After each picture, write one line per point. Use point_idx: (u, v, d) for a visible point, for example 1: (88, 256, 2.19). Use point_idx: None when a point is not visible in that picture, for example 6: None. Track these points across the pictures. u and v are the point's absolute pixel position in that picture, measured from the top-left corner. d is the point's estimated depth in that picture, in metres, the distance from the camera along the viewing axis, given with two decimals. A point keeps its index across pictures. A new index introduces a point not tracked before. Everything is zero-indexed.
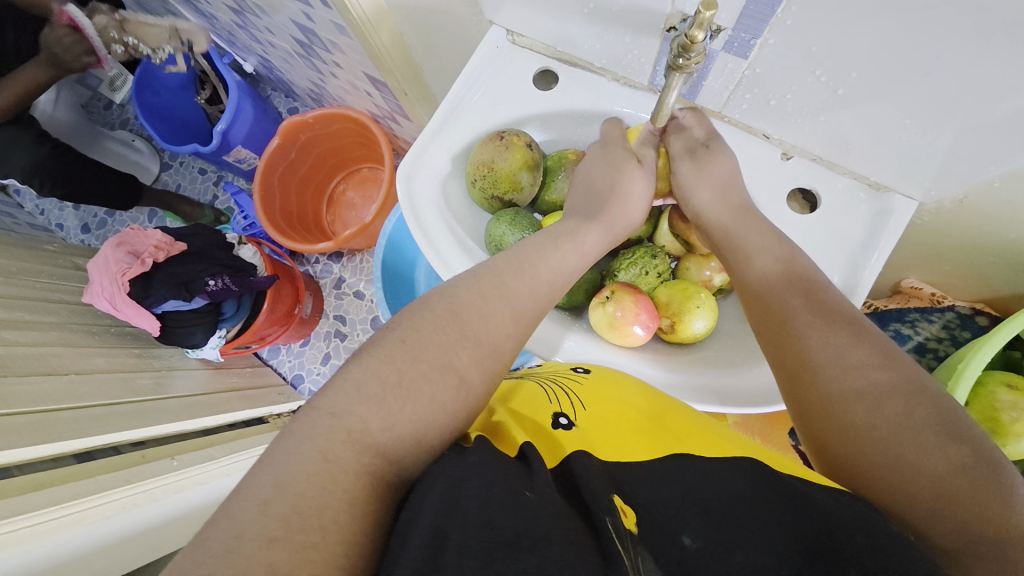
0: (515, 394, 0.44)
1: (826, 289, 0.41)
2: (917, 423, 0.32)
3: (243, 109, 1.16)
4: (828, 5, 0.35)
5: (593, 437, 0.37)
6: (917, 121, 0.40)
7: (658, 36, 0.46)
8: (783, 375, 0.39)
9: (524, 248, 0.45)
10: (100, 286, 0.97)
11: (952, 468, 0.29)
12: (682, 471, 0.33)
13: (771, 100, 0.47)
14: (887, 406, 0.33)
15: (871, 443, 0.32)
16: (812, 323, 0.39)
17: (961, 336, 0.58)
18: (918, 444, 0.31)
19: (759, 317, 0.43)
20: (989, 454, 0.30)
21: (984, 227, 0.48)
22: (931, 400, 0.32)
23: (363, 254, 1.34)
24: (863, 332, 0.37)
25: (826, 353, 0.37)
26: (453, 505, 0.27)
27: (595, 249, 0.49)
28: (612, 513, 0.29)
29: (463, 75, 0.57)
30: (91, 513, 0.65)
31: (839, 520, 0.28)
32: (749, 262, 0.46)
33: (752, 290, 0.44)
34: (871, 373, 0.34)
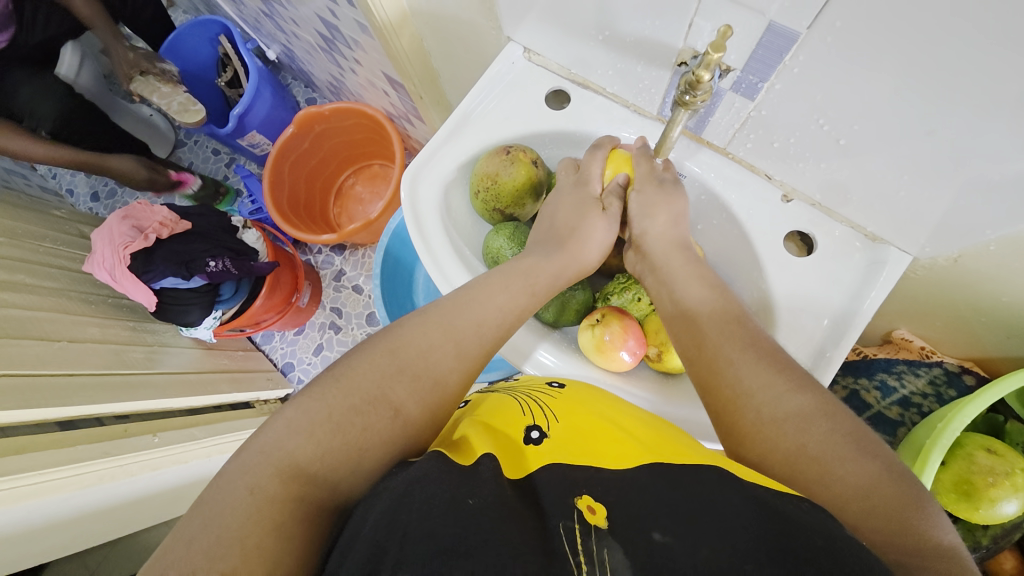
0: (488, 405, 0.45)
1: (746, 321, 0.42)
2: (840, 441, 0.33)
3: (262, 95, 1.18)
4: (835, 57, 0.36)
5: (560, 448, 0.37)
6: (914, 178, 0.41)
7: (669, 69, 0.47)
8: (714, 404, 0.39)
9: (477, 286, 0.46)
10: (101, 256, 0.98)
11: (871, 481, 0.31)
12: (655, 478, 0.32)
13: (775, 143, 0.47)
14: (814, 427, 0.34)
15: (806, 464, 0.33)
16: (741, 350, 0.40)
17: (946, 394, 0.58)
18: (844, 461, 0.32)
19: (691, 339, 0.43)
20: (898, 463, 0.32)
21: (977, 288, 0.48)
22: (845, 420, 0.34)
23: (365, 249, 1.35)
24: (782, 360, 0.39)
25: (754, 380, 0.37)
26: (393, 519, 0.28)
27: (551, 282, 0.49)
28: (569, 521, 0.30)
29: (476, 87, 0.58)
30: (68, 482, 0.65)
31: (800, 526, 0.27)
32: (679, 278, 0.48)
33: (689, 315, 0.45)
34: (794, 398, 0.36)
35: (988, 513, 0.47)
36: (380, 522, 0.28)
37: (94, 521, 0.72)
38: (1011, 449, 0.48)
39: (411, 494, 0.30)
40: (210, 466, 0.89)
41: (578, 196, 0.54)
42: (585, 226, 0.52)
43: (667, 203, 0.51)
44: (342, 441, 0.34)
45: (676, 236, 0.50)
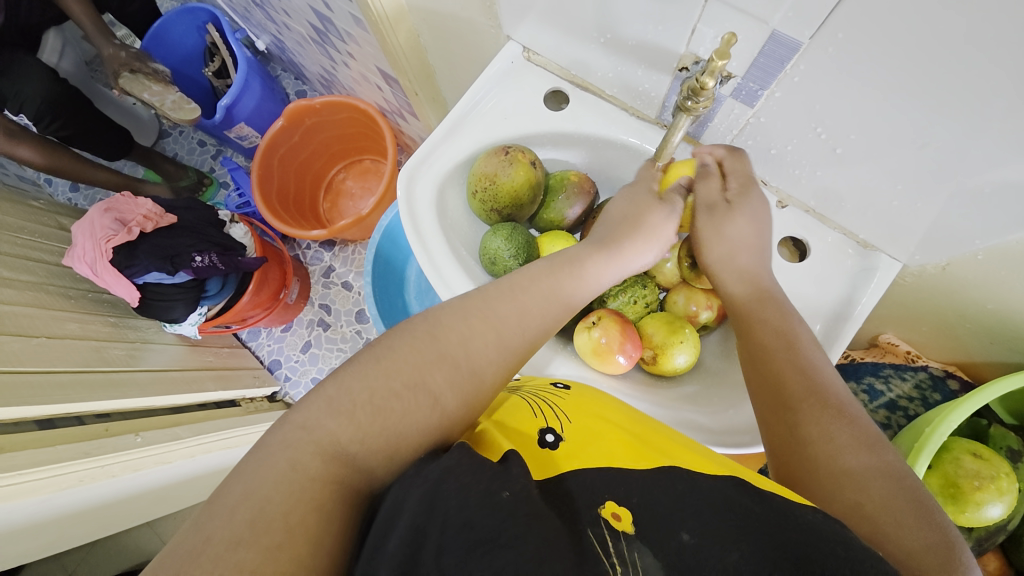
0: (501, 406, 0.44)
1: (819, 364, 0.41)
2: (900, 504, 0.32)
3: (250, 87, 1.16)
4: (835, 66, 0.36)
5: (579, 451, 0.37)
6: (907, 188, 0.42)
7: (669, 74, 0.47)
8: (774, 443, 0.39)
9: (521, 275, 0.45)
10: (82, 250, 0.95)
11: (929, 549, 0.30)
12: (675, 481, 0.32)
13: (772, 149, 0.48)
14: (874, 483, 0.33)
15: (855, 517, 0.32)
16: (807, 395, 0.39)
17: (931, 398, 0.59)
18: (900, 522, 0.31)
19: (755, 374, 0.43)
20: (964, 547, 0.30)
21: (963, 295, 0.49)
22: (910, 488, 0.33)
23: (356, 246, 1.33)
24: (852, 412, 0.38)
25: (817, 427, 0.37)
26: (432, 503, 0.29)
27: (586, 293, 0.47)
28: (598, 526, 0.29)
29: (474, 85, 0.58)
30: (46, 483, 0.63)
31: (820, 533, 0.28)
32: (738, 299, 0.47)
33: (753, 354, 0.44)
34: (857, 454, 0.35)
35: (973, 515, 0.48)
36: (421, 505, 0.29)
37: (76, 521, 0.70)
38: (994, 453, 0.50)
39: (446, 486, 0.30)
40: (194, 466, 0.87)
41: (645, 205, 0.51)
42: (653, 229, 0.50)
43: (722, 231, 0.48)
44: (342, 438, 0.33)
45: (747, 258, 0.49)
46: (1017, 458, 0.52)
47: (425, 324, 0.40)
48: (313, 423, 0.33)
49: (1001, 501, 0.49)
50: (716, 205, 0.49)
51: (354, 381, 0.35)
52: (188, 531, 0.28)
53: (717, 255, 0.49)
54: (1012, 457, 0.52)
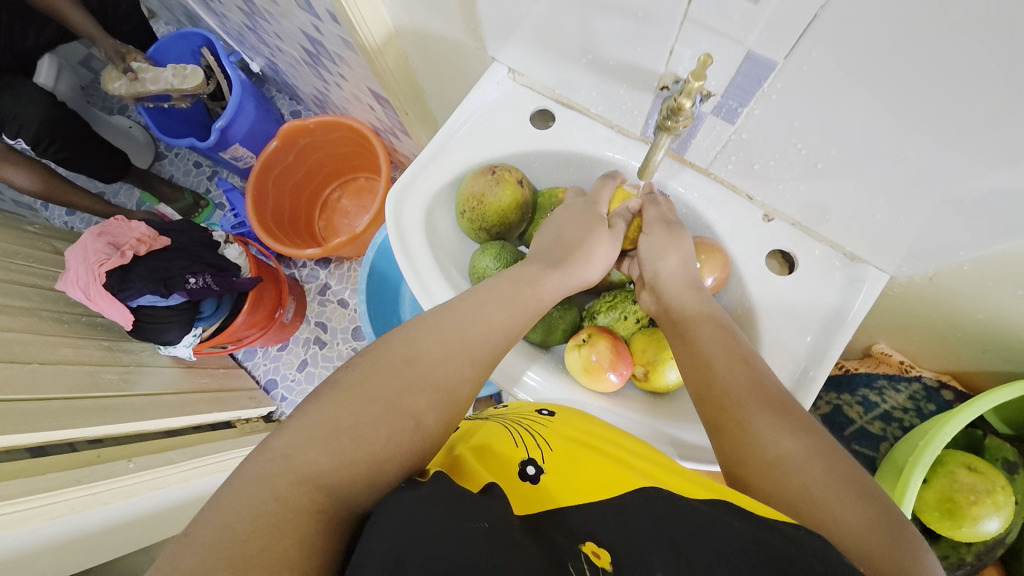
0: (479, 432, 0.43)
1: (747, 355, 0.43)
2: (840, 485, 0.33)
3: (245, 109, 1.17)
4: (811, 84, 0.37)
5: (559, 483, 0.37)
6: (889, 201, 0.42)
7: (650, 93, 0.47)
8: (721, 438, 0.39)
9: (486, 290, 0.46)
10: (75, 275, 0.95)
11: (872, 527, 0.31)
12: (653, 503, 0.33)
13: (755, 164, 0.48)
14: (814, 469, 0.34)
15: (805, 506, 0.33)
16: (752, 389, 0.40)
17: (926, 409, 0.59)
18: (842, 504, 0.32)
19: (693, 372, 0.44)
20: (896, 517, 0.32)
21: (953, 305, 0.49)
22: (848, 471, 0.34)
23: (351, 263, 1.33)
24: (791, 404, 0.39)
25: (764, 419, 0.38)
26: (411, 539, 0.27)
27: (546, 303, 0.49)
28: (578, 561, 0.29)
29: (459, 106, 0.58)
30: (38, 513, 0.63)
31: (804, 551, 0.28)
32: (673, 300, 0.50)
33: (695, 350, 0.45)
34: (800, 441, 0.36)
35: (971, 530, 0.48)
36: (396, 539, 0.27)
37: (67, 551, 0.70)
38: (991, 466, 0.49)
39: (424, 519, 0.29)
40: (188, 490, 0.86)
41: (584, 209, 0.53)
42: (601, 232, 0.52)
43: (678, 245, 0.51)
44: (325, 465, 0.32)
45: (687, 267, 0.50)
46: (1014, 470, 0.51)
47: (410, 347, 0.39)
48: (290, 453, 0.33)
49: (1000, 515, 0.48)
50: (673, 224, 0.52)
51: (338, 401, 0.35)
52: (166, 564, 0.27)
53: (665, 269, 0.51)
54: (1008, 469, 0.51)
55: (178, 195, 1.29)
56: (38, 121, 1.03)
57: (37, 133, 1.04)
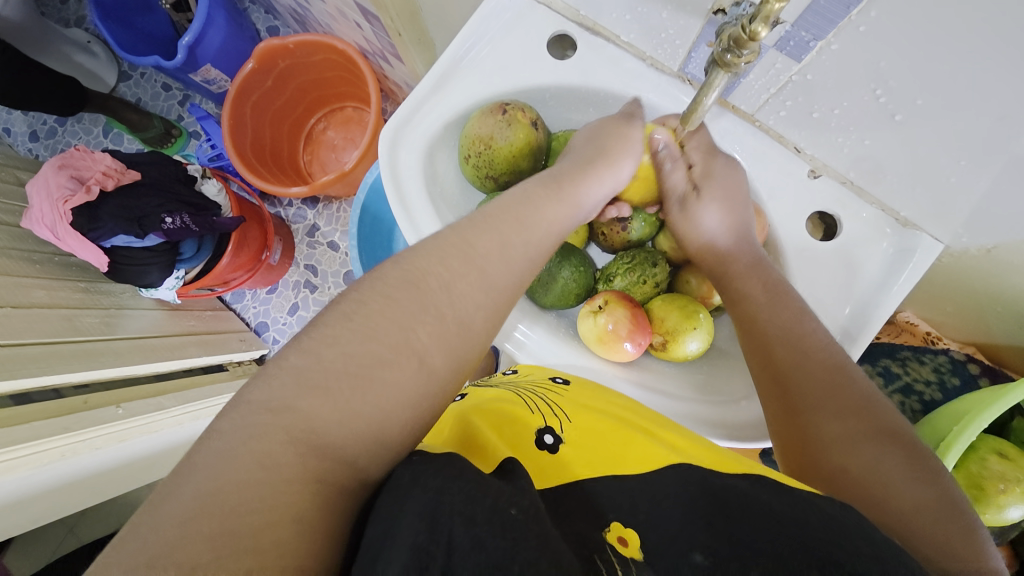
0: (491, 401, 0.40)
1: (812, 325, 0.41)
2: (892, 467, 0.31)
3: (215, 22, 1.03)
4: (911, 12, 0.29)
5: (579, 455, 0.35)
6: (969, 164, 0.36)
7: (701, 18, 0.39)
8: (770, 412, 0.40)
9: (494, 206, 0.40)
10: (39, 211, 0.87)
11: (919, 512, 0.29)
12: (687, 481, 0.31)
13: (813, 113, 0.41)
14: (861, 450, 0.33)
15: (843, 483, 0.32)
16: (803, 358, 0.39)
17: (949, 383, 0.56)
18: (889, 488, 0.31)
19: (747, 343, 0.43)
20: (958, 507, 0.30)
21: (1005, 280, 0.45)
22: (904, 447, 0.32)
23: (341, 203, 1.25)
24: (849, 375, 0.37)
25: (812, 393, 0.37)
26: (459, 513, 0.25)
27: (565, 220, 0.43)
28: (604, 551, 0.27)
29: (467, 25, 0.49)
30: (27, 461, 0.61)
31: (843, 530, 0.25)
32: (732, 281, 0.46)
33: (748, 313, 0.44)
34: (849, 418, 0.34)
35: (993, 517, 0.47)
36: (421, 521, 0.24)
37: (64, 496, 0.69)
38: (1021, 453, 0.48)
39: (459, 496, 0.26)
40: (183, 434, 0.86)
41: (612, 130, 0.47)
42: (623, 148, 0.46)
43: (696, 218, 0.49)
44: None
45: (741, 241, 0.47)
46: None
47: None
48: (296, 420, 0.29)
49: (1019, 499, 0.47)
50: (686, 199, 0.49)
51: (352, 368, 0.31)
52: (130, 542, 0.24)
53: (700, 240, 0.49)
54: None
55: (147, 122, 1.16)
56: None
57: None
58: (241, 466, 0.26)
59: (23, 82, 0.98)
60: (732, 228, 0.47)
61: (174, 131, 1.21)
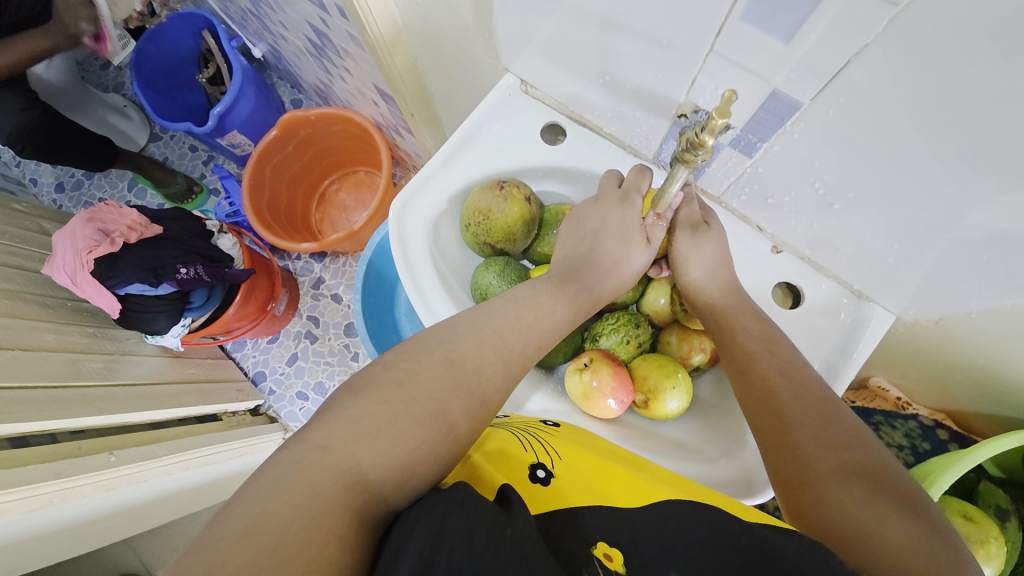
0: (489, 439, 0.42)
1: (803, 369, 0.44)
2: (883, 503, 0.34)
3: (245, 95, 1.14)
4: (834, 126, 0.36)
5: (573, 482, 0.36)
6: (903, 247, 0.42)
7: (668, 119, 0.47)
8: (767, 445, 0.41)
9: (517, 299, 0.45)
10: (62, 259, 0.93)
11: (913, 546, 0.31)
12: (670, 513, 0.33)
13: (768, 198, 0.48)
14: (855, 486, 0.35)
15: (840, 518, 0.34)
16: (797, 398, 0.41)
17: (921, 447, 0.60)
18: (883, 523, 0.33)
19: (742, 383, 0.45)
20: (947, 540, 0.32)
21: (956, 349, 0.49)
22: (895, 486, 0.35)
23: (347, 258, 1.31)
24: (840, 416, 0.40)
25: (808, 432, 0.39)
26: (455, 534, 0.27)
27: (586, 304, 0.49)
28: (592, 567, 0.29)
29: (475, 112, 0.57)
30: (14, 506, 0.61)
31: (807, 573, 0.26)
32: (733, 321, 0.49)
33: (741, 355, 0.47)
34: (841, 456, 0.37)
35: None
36: (428, 538, 0.27)
37: (42, 546, 0.68)
38: (985, 516, 0.50)
39: (455, 514, 0.28)
40: (169, 484, 0.85)
41: (610, 195, 0.51)
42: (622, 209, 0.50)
43: (700, 250, 0.51)
44: None
45: (732, 283, 0.51)
46: (1006, 517, 0.52)
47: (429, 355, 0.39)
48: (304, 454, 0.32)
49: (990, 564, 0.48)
50: (699, 227, 0.51)
51: (353, 412, 0.34)
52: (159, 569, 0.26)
53: (701, 274, 0.51)
54: (1000, 516, 0.52)
55: (171, 179, 1.25)
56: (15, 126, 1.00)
57: (17, 135, 1.02)
58: (248, 501, 0.28)
59: (64, 142, 1.07)
60: (722, 267, 0.51)
61: (195, 188, 1.30)
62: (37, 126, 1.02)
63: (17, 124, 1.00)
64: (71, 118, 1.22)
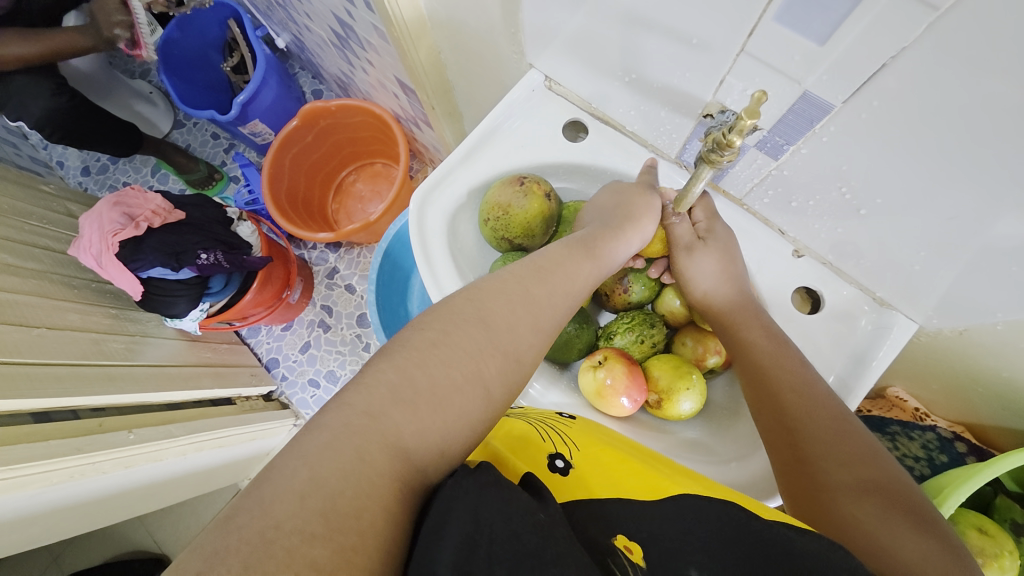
0: (507, 428, 0.42)
1: (817, 381, 0.44)
2: (897, 519, 0.33)
3: (268, 84, 1.16)
4: (865, 130, 0.35)
5: (592, 476, 0.36)
6: (930, 255, 0.41)
7: (693, 119, 0.46)
8: (781, 463, 0.41)
9: (538, 258, 0.45)
10: (89, 241, 0.95)
11: (928, 564, 0.31)
12: (688, 505, 0.32)
13: (792, 202, 0.47)
14: (868, 501, 0.35)
15: (853, 533, 0.34)
16: (810, 411, 0.41)
17: (938, 459, 0.56)
18: (897, 539, 0.32)
19: (755, 395, 0.46)
20: (964, 560, 0.31)
21: (980, 360, 0.48)
22: (911, 503, 0.34)
23: (362, 249, 1.33)
24: (854, 430, 0.39)
25: (821, 446, 0.39)
26: (477, 520, 0.28)
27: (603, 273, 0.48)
28: (616, 558, 0.29)
29: (496, 109, 0.57)
30: (38, 479, 0.63)
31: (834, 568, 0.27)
32: (739, 333, 0.49)
33: (754, 365, 0.46)
34: (855, 471, 0.37)
35: None
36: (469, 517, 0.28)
37: (62, 518, 0.70)
38: (1000, 530, 0.49)
39: (468, 503, 0.29)
40: (184, 464, 0.87)
41: (626, 193, 0.52)
42: (645, 209, 0.51)
43: (698, 263, 0.52)
44: None
45: (739, 291, 0.50)
46: None
47: None
48: None
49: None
50: (692, 244, 0.52)
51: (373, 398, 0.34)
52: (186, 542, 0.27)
53: (705, 287, 0.52)
54: (1016, 531, 0.51)
55: (193, 166, 1.27)
56: (46, 110, 1.02)
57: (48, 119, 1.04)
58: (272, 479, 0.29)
59: (92, 126, 1.10)
60: (729, 277, 0.51)
61: (216, 175, 1.32)
62: (67, 110, 1.04)
63: (48, 107, 1.02)
64: (99, 103, 1.24)
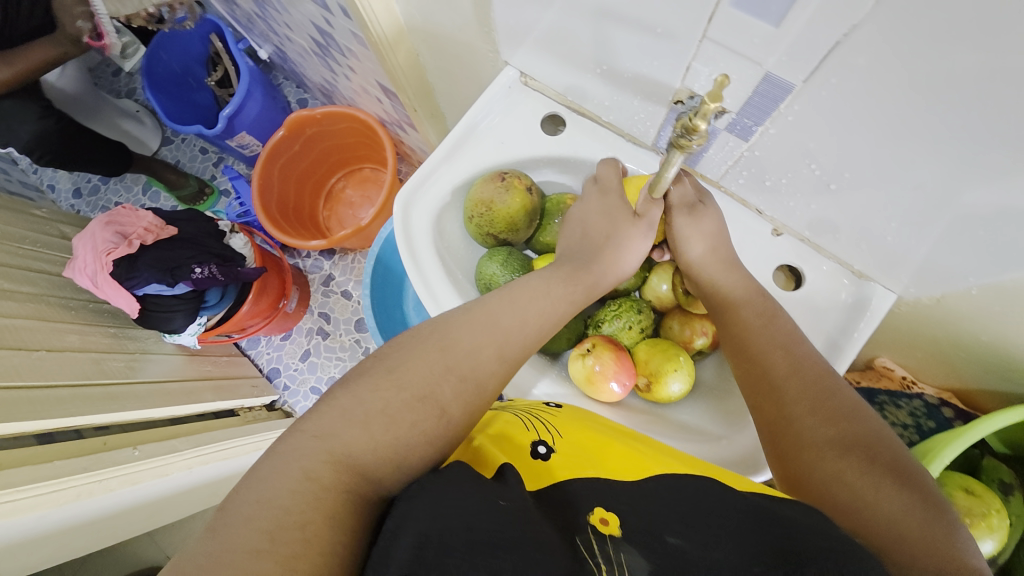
0: (492, 421, 0.43)
1: (800, 344, 0.45)
2: (877, 470, 0.34)
3: (252, 96, 1.16)
4: (828, 107, 0.36)
5: (573, 458, 0.37)
6: (902, 225, 0.42)
7: (664, 106, 0.47)
8: (765, 422, 0.42)
9: (519, 288, 0.46)
10: (83, 262, 0.96)
11: (906, 511, 0.32)
12: (665, 485, 0.34)
13: (766, 181, 0.48)
14: (849, 454, 0.36)
15: (836, 485, 0.35)
16: (792, 373, 0.42)
17: (925, 425, 0.59)
18: (877, 489, 0.34)
19: (741, 362, 0.47)
20: (939, 505, 0.33)
21: (959, 326, 0.49)
22: (890, 453, 0.36)
23: (356, 255, 1.33)
24: (836, 387, 0.40)
25: (804, 405, 0.40)
26: (454, 507, 0.29)
27: (584, 297, 0.49)
28: (585, 532, 0.29)
29: (475, 106, 0.58)
30: (46, 499, 0.64)
31: (808, 530, 0.28)
32: (730, 306, 0.49)
33: (738, 335, 0.48)
34: (837, 426, 0.38)
35: None
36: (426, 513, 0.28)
37: (73, 538, 0.71)
38: (987, 490, 0.50)
39: (452, 492, 0.30)
40: (192, 477, 0.88)
41: (603, 197, 0.53)
42: (623, 214, 0.52)
43: (699, 225, 0.51)
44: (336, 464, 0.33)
45: (730, 254, 0.51)
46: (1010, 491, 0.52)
47: (438, 340, 0.40)
48: (322, 434, 0.34)
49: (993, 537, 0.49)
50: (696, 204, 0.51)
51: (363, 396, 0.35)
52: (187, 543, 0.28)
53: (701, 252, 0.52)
54: (1003, 490, 0.52)
55: (183, 182, 1.28)
56: (32, 135, 1.03)
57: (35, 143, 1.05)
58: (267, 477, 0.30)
59: (80, 148, 1.10)
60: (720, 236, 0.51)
61: (207, 190, 1.32)
62: (54, 134, 1.05)
63: (33, 132, 1.03)
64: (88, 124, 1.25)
